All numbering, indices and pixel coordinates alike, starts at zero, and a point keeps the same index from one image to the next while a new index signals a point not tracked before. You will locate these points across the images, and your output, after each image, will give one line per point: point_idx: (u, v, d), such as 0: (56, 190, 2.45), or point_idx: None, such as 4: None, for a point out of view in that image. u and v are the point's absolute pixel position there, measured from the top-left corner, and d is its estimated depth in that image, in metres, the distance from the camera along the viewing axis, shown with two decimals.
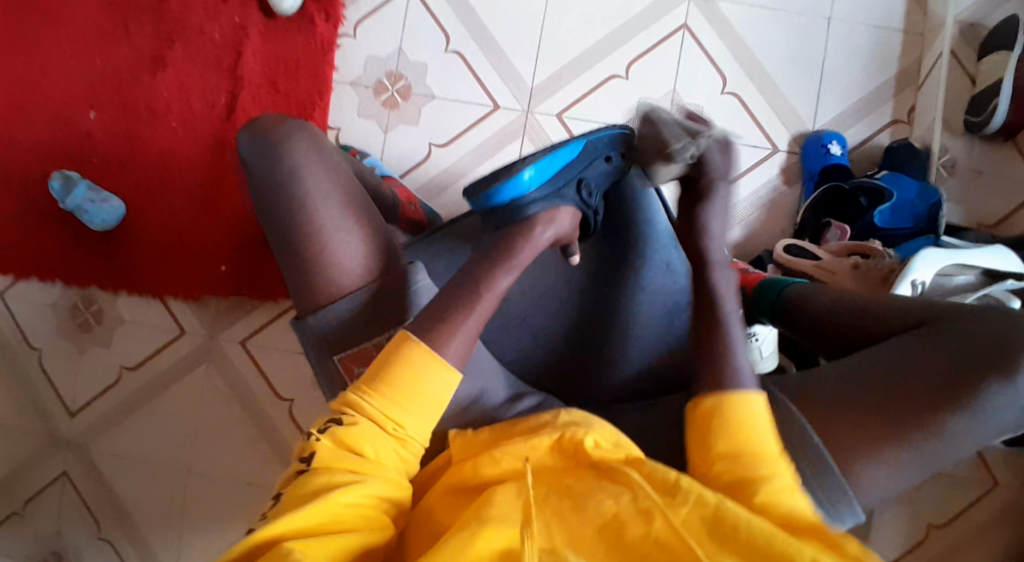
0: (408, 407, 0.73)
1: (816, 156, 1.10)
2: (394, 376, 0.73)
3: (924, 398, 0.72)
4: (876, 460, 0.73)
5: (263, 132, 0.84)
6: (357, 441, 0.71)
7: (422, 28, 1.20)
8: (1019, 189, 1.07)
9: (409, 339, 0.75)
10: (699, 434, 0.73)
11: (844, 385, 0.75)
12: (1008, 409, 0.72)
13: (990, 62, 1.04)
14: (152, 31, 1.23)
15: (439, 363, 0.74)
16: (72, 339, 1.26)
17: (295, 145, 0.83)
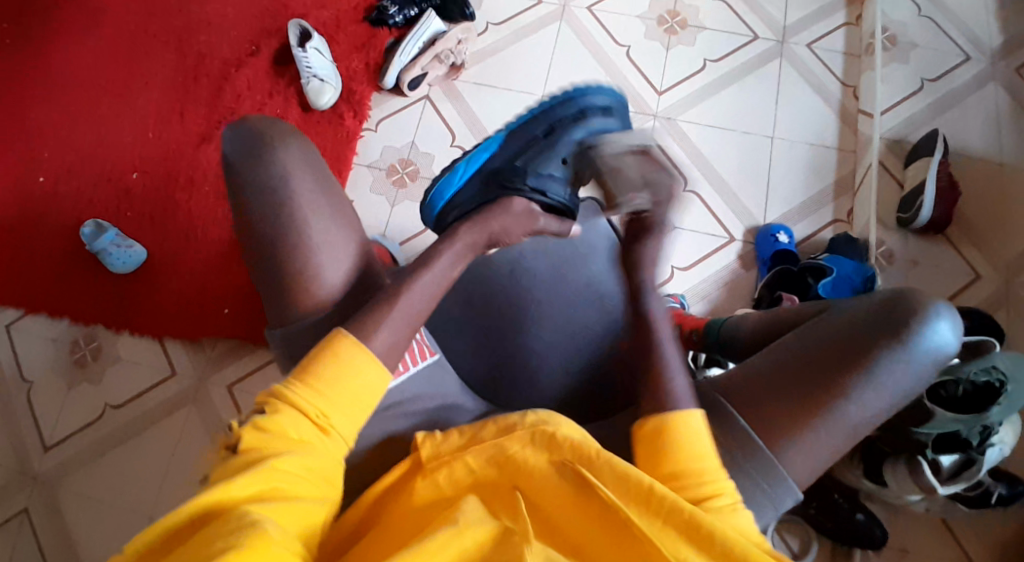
0: (335, 400, 0.77)
1: (767, 244, 1.28)
2: (322, 369, 0.79)
3: (826, 368, 0.80)
4: (797, 437, 0.79)
5: (253, 139, 0.95)
6: (280, 425, 0.75)
7: (433, 128, 1.40)
8: (948, 275, 1.23)
9: (340, 334, 0.80)
10: (653, 452, 0.78)
11: (756, 370, 0.83)
12: (902, 376, 0.79)
13: (916, 168, 1.26)
14: (202, 114, 1.41)
15: (364, 357, 0.80)
16: (65, 376, 1.31)
17: (288, 158, 0.94)
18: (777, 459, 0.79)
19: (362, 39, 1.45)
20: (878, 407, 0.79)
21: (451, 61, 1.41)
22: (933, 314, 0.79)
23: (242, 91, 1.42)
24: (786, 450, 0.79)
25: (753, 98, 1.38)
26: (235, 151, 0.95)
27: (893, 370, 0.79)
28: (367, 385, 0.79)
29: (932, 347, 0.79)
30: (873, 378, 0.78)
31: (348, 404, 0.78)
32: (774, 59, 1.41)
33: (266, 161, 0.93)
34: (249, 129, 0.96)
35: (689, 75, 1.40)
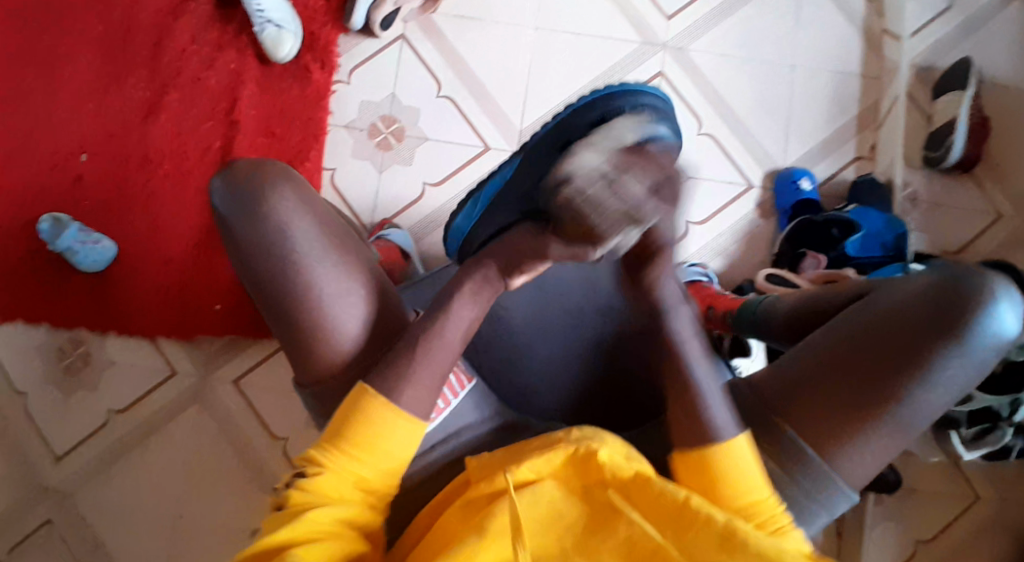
0: (367, 460, 0.73)
1: (788, 192, 1.19)
2: (352, 436, 0.73)
3: (874, 366, 0.75)
4: (848, 442, 0.75)
5: (240, 181, 0.78)
6: (322, 489, 0.72)
7: (414, 75, 1.24)
8: (974, 218, 1.18)
9: (368, 392, 0.73)
10: (692, 468, 0.75)
11: (801, 372, 0.78)
12: (957, 373, 0.74)
13: (945, 102, 1.16)
14: (146, 79, 1.24)
15: (399, 415, 0.73)
16: (59, 385, 1.25)
17: (280, 199, 0.77)
18: (834, 470, 0.75)
19: None
20: (941, 398, 0.75)
21: None
22: (994, 299, 0.74)
23: (185, 45, 1.25)
24: (841, 461, 0.75)
25: (771, 19, 1.24)
26: (223, 201, 0.78)
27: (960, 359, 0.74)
28: (403, 448, 0.74)
29: (992, 336, 0.74)
30: (940, 371, 0.74)
31: (386, 464, 0.73)
32: None
33: (263, 214, 0.77)
34: (235, 172, 0.79)
35: None
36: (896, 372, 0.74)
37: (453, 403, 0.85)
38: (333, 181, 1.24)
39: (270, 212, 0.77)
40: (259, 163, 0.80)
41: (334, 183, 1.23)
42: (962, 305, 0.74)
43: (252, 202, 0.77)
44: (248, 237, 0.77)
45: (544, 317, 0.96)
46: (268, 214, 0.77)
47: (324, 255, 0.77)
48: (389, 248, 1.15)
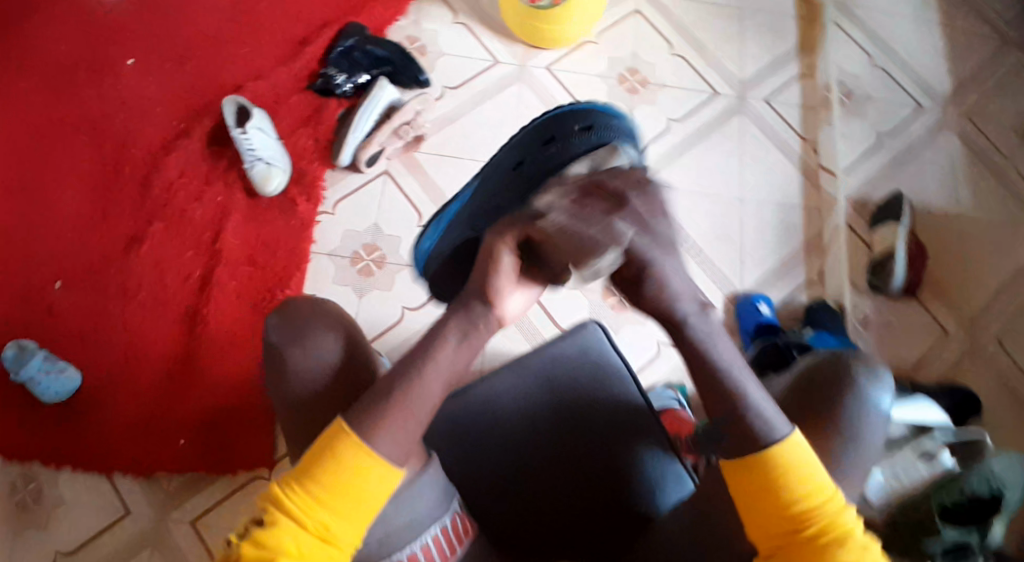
0: (334, 502, 0.71)
1: (749, 315, 1.26)
2: (320, 481, 0.71)
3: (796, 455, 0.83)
4: None
5: (290, 313, 0.87)
6: (285, 540, 0.70)
7: (396, 206, 1.31)
8: (921, 335, 1.26)
9: (341, 432, 0.72)
10: (747, 475, 0.73)
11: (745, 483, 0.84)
12: (866, 434, 0.83)
13: (882, 234, 1.29)
14: (131, 213, 1.29)
15: (369, 458, 0.72)
16: (4, 522, 1.16)
17: (299, 311, 0.88)
18: None
19: (307, 111, 1.35)
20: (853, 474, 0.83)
21: (410, 135, 1.33)
22: (865, 375, 0.85)
23: (174, 180, 1.30)
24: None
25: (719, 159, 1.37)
26: (278, 335, 0.86)
27: (862, 436, 0.83)
28: (375, 486, 0.72)
29: (874, 411, 0.84)
30: (848, 453, 0.82)
31: (355, 503, 0.72)
32: (735, 115, 1.40)
33: (307, 339, 0.86)
34: (293, 309, 0.88)
35: (656, 136, 1.38)
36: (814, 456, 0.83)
37: (456, 550, 0.84)
38: None
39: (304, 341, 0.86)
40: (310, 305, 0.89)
41: None
42: (844, 394, 0.84)
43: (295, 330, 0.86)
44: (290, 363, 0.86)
45: (516, 437, 0.95)
46: (306, 343, 0.86)
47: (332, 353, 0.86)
48: None
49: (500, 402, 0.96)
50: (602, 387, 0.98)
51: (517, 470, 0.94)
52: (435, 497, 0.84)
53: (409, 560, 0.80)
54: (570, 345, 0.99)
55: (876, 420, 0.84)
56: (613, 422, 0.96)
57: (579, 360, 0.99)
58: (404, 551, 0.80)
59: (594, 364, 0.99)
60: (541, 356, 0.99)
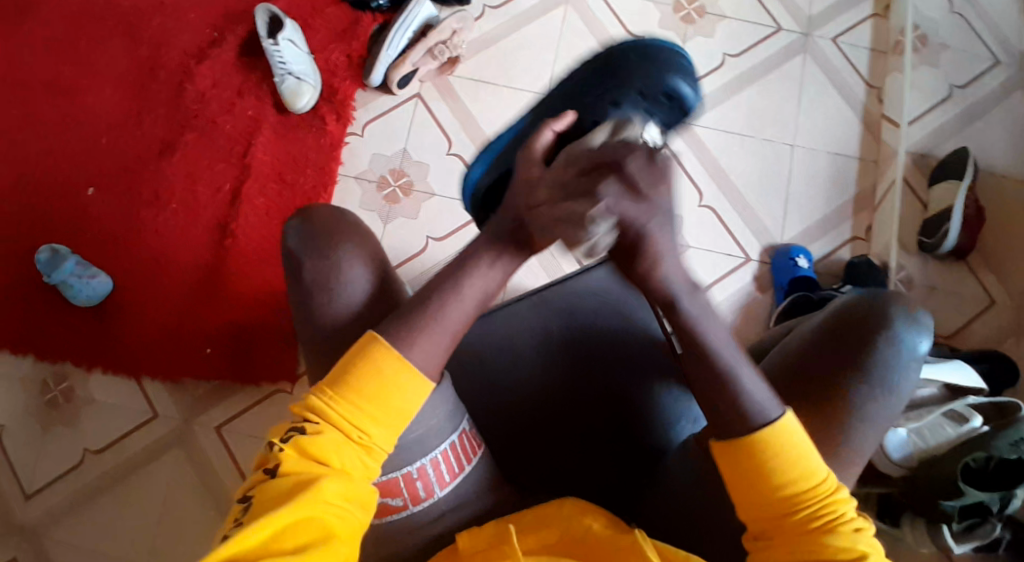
0: (377, 418, 0.68)
1: (785, 269, 1.20)
2: (363, 385, 0.68)
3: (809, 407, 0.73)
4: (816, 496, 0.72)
5: (310, 226, 0.76)
6: (326, 448, 0.66)
7: (427, 132, 1.28)
8: (969, 304, 1.19)
9: (377, 340, 0.69)
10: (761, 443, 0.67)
11: None
12: (888, 393, 0.73)
13: (940, 190, 1.20)
14: (164, 118, 1.27)
15: (408, 368, 0.69)
16: (38, 416, 1.21)
17: (303, 220, 0.77)
18: None
19: (341, 25, 1.29)
20: (875, 427, 0.73)
21: (446, 56, 1.27)
22: (893, 313, 0.74)
23: (206, 90, 1.28)
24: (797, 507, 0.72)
25: (774, 100, 1.28)
26: (298, 239, 0.76)
27: (890, 386, 0.73)
28: (408, 401, 0.69)
29: (902, 356, 0.73)
30: (870, 403, 0.72)
31: (385, 420, 0.68)
32: (797, 53, 1.30)
33: (330, 249, 0.75)
34: (310, 215, 0.77)
35: (707, 71, 1.30)
36: (831, 411, 0.72)
37: (465, 469, 0.80)
38: None
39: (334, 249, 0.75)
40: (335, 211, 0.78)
41: None
42: (870, 337, 0.73)
43: (317, 238, 0.75)
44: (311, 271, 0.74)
45: (526, 372, 0.90)
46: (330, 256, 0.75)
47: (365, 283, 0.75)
48: None
49: (504, 332, 0.92)
50: (620, 328, 0.92)
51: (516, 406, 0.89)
52: (448, 413, 0.79)
53: (416, 475, 0.77)
54: (589, 278, 0.94)
55: (904, 363, 0.73)
56: (624, 364, 0.90)
57: (595, 298, 0.93)
58: (412, 465, 0.77)
59: (615, 303, 0.93)
60: (559, 292, 0.94)
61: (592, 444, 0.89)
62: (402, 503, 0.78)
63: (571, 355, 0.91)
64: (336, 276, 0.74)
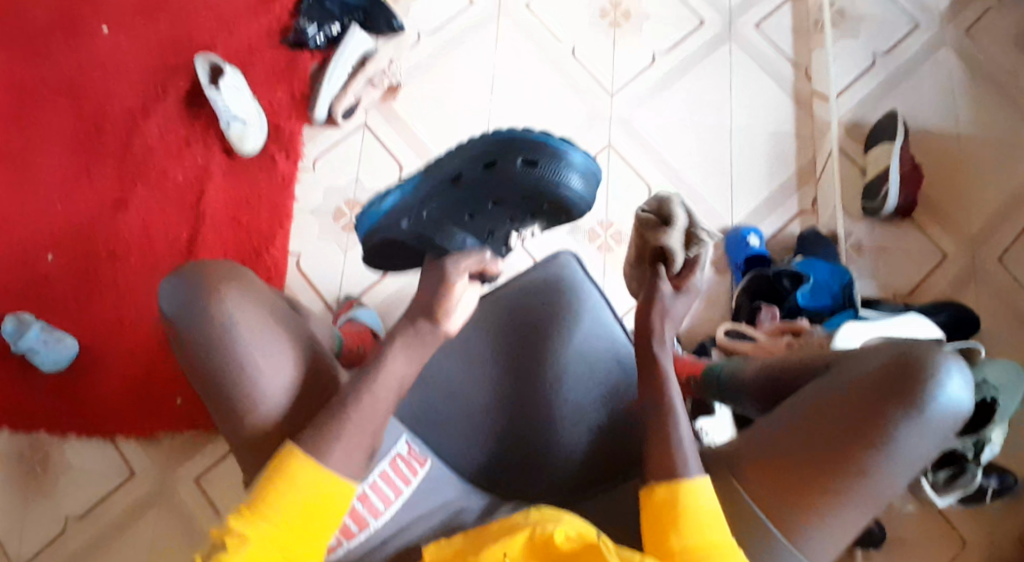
0: (299, 532, 0.69)
1: (738, 249, 1.24)
2: (284, 506, 0.68)
3: (843, 442, 0.76)
4: (820, 515, 0.77)
5: (192, 286, 0.75)
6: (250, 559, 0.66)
7: (377, 159, 1.31)
8: (918, 260, 1.23)
9: (296, 453, 0.70)
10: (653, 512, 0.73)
11: (769, 450, 0.79)
12: (919, 442, 0.75)
13: (876, 154, 1.24)
14: (115, 178, 1.28)
15: (336, 479, 0.71)
16: (18, 488, 1.20)
17: (186, 281, 0.75)
18: (797, 543, 0.78)
19: (281, 65, 1.33)
20: (903, 476, 0.76)
21: (385, 83, 1.33)
22: (945, 370, 0.75)
23: (153, 144, 1.30)
24: (809, 531, 0.77)
25: (707, 89, 1.33)
26: (174, 307, 0.75)
27: (920, 435, 0.75)
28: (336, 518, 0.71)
29: (945, 410, 0.75)
30: (894, 452, 0.75)
31: (318, 530, 0.70)
32: (723, 44, 1.35)
33: (208, 306, 0.74)
34: (193, 270, 0.77)
35: (640, 71, 1.34)
36: (860, 449, 0.75)
37: (404, 491, 0.83)
38: (298, 265, 1.27)
39: (212, 305, 0.74)
40: (208, 261, 0.78)
41: (299, 267, 1.26)
42: (914, 390, 0.75)
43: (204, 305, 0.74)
44: (207, 332, 0.74)
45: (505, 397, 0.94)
46: (212, 313, 0.74)
47: (285, 370, 0.76)
48: (361, 327, 1.15)
49: (496, 345, 0.94)
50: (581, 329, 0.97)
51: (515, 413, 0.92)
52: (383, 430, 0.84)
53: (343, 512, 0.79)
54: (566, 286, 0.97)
55: (945, 420, 0.76)
56: (605, 362, 0.94)
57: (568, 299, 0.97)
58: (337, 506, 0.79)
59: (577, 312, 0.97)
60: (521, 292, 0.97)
61: (564, 442, 0.93)
62: (335, 541, 0.79)
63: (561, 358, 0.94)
64: (247, 350, 0.74)
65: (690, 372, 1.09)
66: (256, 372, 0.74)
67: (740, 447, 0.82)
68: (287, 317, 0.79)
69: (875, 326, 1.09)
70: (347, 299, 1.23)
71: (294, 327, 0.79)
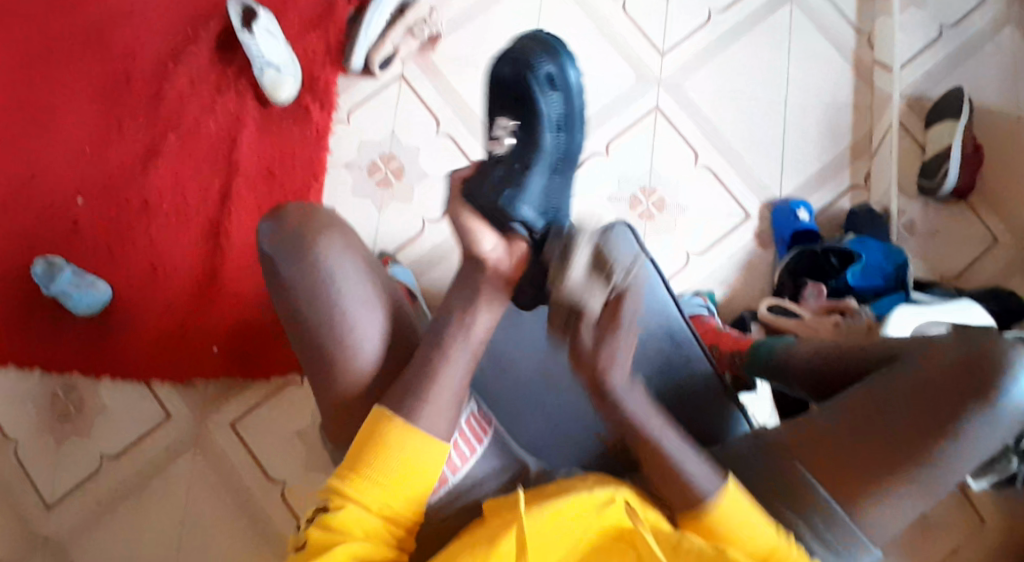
0: (395, 488, 0.73)
1: (785, 222, 1.20)
2: (379, 465, 0.72)
3: (914, 435, 0.78)
4: (884, 501, 0.79)
5: (288, 229, 0.78)
6: (347, 522, 0.71)
7: (415, 113, 1.27)
8: (970, 244, 1.19)
9: (386, 418, 0.74)
10: (693, 523, 0.76)
11: (838, 436, 0.80)
12: (987, 436, 0.78)
13: (937, 131, 1.19)
14: (147, 123, 1.25)
15: (422, 441, 0.73)
16: (52, 429, 1.18)
17: (287, 219, 0.79)
18: (858, 523, 0.79)
19: (318, 12, 1.28)
20: (968, 466, 0.79)
21: (426, 35, 1.27)
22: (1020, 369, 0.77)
23: (184, 90, 1.26)
24: (874, 524, 0.79)
25: (763, 52, 1.27)
26: (272, 245, 0.78)
27: (990, 429, 0.77)
28: (431, 467, 0.74)
29: (1015, 405, 0.77)
30: (963, 444, 0.77)
31: (408, 489, 0.73)
32: (781, 5, 1.28)
33: (309, 251, 0.77)
34: (284, 215, 0.79)
35: (692, 31, 1.27)
36: (932, 442, 0.77)
37: (477, 449, 0.83)
38: None
39: (318, 248, 0.77)
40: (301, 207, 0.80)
41: None
42: (987, 386, 0.77)
43: (298, 246, 0.77)
44: (304, 281, 0.77)
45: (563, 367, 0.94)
46: (314, 259, 0.76)
47: (375, 330, 0.78)
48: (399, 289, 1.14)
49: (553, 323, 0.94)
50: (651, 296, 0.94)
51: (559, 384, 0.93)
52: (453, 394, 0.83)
53: None
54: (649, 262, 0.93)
55: (1013, 418, 0.78)
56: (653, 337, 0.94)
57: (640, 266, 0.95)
58: None
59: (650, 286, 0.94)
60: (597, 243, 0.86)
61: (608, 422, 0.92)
62: None
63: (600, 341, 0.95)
64: (350, 299, 0.77)
65: (735, 348, 1.08)
66: (357, 321, 0.77)
67: (804, 432, 0.82)
68: (386, 279, 0.82)
69: (930, 310, 1.07)
70: (380, 256, 1.20)
71: (382, 280, 0.81)
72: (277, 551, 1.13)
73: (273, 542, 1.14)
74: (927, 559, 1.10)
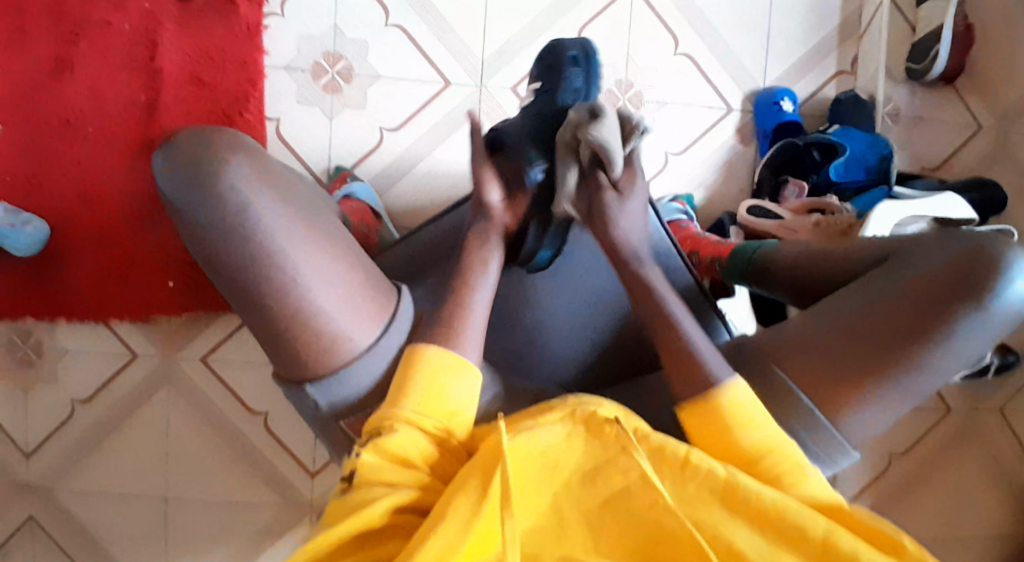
0: (435, 411, 0.68)
1: (768, 114, 1.13)
2: (419, 391, 0.68)
3: (896, 339, 0.75)
4: (862, 404, 0.77)
5: (188, 167, 0.66)
6: (396, 449, 0.66)
7: (359, 3, 1.11)
8: (955, 130, 1.15)
9: (422, 351, 0.69)
10: (707, 423, 0.70)
11: (820, 340, 0.78)
12: (974, 339, 0.75)
13: (928, 10, 1.09)
14: (49, 29, 1.07)
15: (456, 367, 0.69)
16: (14, 378, 1.13)
17: (181, 156, 0.66)
18: (840, 432, 0.78)
19: None
20: (954, 368, 0.77)
21: None
22: (1011, 270, 0.74)
23: None
24: (851, 421, 0.78)
25: None
26: (173, 188, 0.66)
27: (977, 333, 0.75)
28: (464, 393, 0.69)
29: (1005, 308, 0.75)
30: (948, 347, 0.75)
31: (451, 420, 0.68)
32: None
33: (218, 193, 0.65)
34: (181, 150, 0.67)
35: None
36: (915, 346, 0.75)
37: None
38: (278, 132, 1.12)
39: (223, 179, 0.65)
40: (208, 146, 0.67)
41: (279, 134, 1.12)
42: (976, 286, 0.74)
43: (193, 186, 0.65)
44: (217, 229, 0.65)
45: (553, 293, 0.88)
46: (223, 194, 0.64)
47: (318, 277, 0.67)
48: (362, 208, 1.04)
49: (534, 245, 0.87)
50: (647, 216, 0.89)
51: (538, 301, 0.88)
52: None
53: None
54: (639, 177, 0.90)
55: (1002, 321, 0.75)
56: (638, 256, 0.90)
57: None
58: None
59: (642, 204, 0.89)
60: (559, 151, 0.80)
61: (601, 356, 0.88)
62: None
63: (581, 258, 0.89)
64: (277, 234, 0.65)
65: (713, 253, 1.05)
66: (291, 261, 0.66)
67: (784, 337, 0.81)
68: (316, 210, 0.71)
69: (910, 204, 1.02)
70: (336, 172, 1.11)
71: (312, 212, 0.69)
72: (267, 477, 1.15)
73: (262, 468, 1.15)
74: (891, 443, 1.17)
